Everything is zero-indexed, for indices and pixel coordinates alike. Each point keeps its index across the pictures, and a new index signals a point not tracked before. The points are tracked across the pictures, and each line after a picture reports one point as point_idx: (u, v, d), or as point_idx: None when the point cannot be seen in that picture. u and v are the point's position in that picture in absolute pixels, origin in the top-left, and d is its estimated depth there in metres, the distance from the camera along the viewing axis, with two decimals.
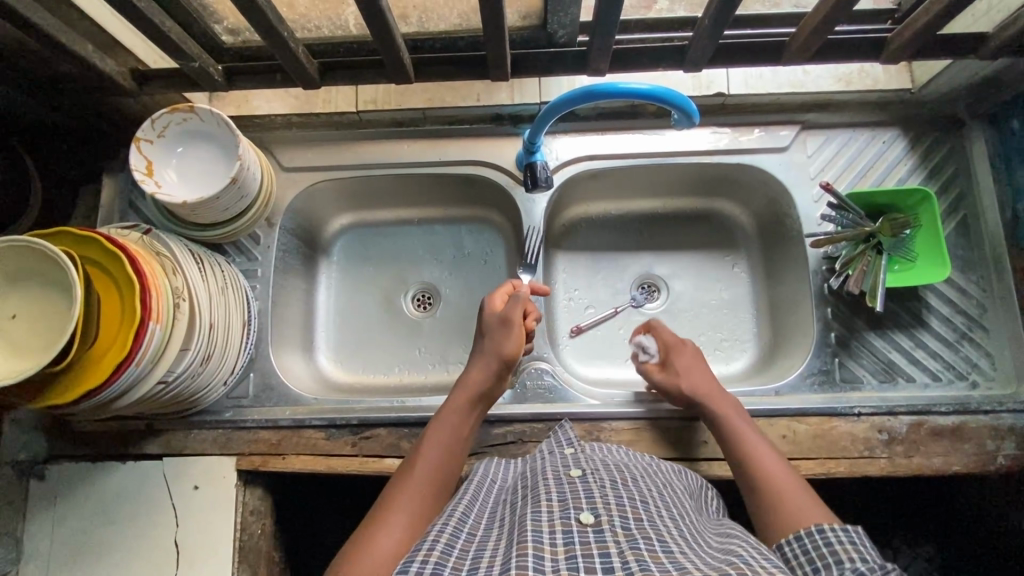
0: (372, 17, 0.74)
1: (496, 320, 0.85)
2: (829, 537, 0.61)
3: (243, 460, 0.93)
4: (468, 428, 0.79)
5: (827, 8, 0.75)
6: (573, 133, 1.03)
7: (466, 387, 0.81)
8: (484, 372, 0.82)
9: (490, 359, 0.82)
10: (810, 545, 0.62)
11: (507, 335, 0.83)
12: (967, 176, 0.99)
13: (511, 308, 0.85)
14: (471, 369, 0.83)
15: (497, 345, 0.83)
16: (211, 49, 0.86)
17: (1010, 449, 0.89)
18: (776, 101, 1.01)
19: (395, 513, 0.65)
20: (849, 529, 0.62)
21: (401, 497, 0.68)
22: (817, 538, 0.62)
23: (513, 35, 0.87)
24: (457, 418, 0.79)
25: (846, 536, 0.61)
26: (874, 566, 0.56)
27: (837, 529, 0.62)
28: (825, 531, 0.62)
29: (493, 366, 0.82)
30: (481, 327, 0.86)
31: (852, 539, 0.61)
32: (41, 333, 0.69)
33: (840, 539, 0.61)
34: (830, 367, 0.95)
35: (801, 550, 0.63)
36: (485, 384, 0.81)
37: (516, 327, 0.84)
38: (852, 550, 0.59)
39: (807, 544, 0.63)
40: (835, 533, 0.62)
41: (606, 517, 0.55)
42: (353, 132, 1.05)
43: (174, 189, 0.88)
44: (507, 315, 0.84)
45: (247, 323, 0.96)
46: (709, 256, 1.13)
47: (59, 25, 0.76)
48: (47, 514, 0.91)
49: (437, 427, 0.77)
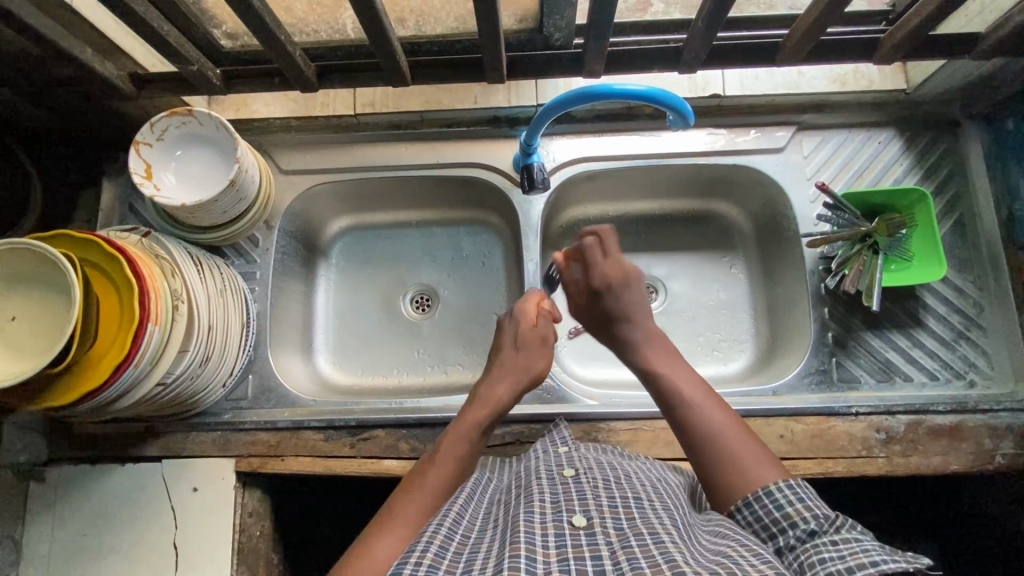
0: (369, 21, 0.75)
1: (533, 338, 0.82)
2: (779, 499, 0.59)
3: (241, 461, 0.93)
4: (481, 447, 0.72)
5: (821, 9, 0.75)
6: (570, 135, 1.04)
7: (487, 402, 0.75)
8: (507, 389, 0.77)
9: (516, 377, 0.78)
10: (763, 512, 0.59)
11: (541, 356, 0.81)
12: (962, 176, 1.00)
13: (547, 322, 0.85)
14: (494, 382, 0.77)
15: (527, 363, 0.80)
16: (210, 53, 0.87)
17: (1007, 448, 0.89)
18: (771, 102, 1.02)
19: (396, 527, 0.59)
20: (794, 483, 0.60)
21: (404, 512, 0.61)
22: (769, 504, 0.59)
23: (509, 37, 0.87)
24: (474, 433, 0.71)
25: (794, 494, 0.59)
26: (823, 521, 0.57)
27: (784, 487, 0.59)
28: (774, 493, 0.59)
29: (519, 385, 0.78)
30: (513, 335, 0.83)
31: (800, 496, 0.59)
32: (40, 334, 0.69)
33: (789, 499, 0.59)
34: (827, 367, 0.95)
35: (755, 518, 0.60)
36: (508, 404, 0.76)
37: (548, 351, 0.82)
38: (806, 510, 0.57)
39: (760, 511, 0.59)
40: (784, 493, 0.59)
41: (598, 520, 0.55)
42: (352, 134, 1.06)
43: (172, 192, 0.89)
44: (542, 334, 0.83)
45: (246, 326, 0.96)
46: (707, 257, 1.13)
47: (58, 30, 0.77)
48: (46, 517, 0.92)
49: (450, 442, 0.69)
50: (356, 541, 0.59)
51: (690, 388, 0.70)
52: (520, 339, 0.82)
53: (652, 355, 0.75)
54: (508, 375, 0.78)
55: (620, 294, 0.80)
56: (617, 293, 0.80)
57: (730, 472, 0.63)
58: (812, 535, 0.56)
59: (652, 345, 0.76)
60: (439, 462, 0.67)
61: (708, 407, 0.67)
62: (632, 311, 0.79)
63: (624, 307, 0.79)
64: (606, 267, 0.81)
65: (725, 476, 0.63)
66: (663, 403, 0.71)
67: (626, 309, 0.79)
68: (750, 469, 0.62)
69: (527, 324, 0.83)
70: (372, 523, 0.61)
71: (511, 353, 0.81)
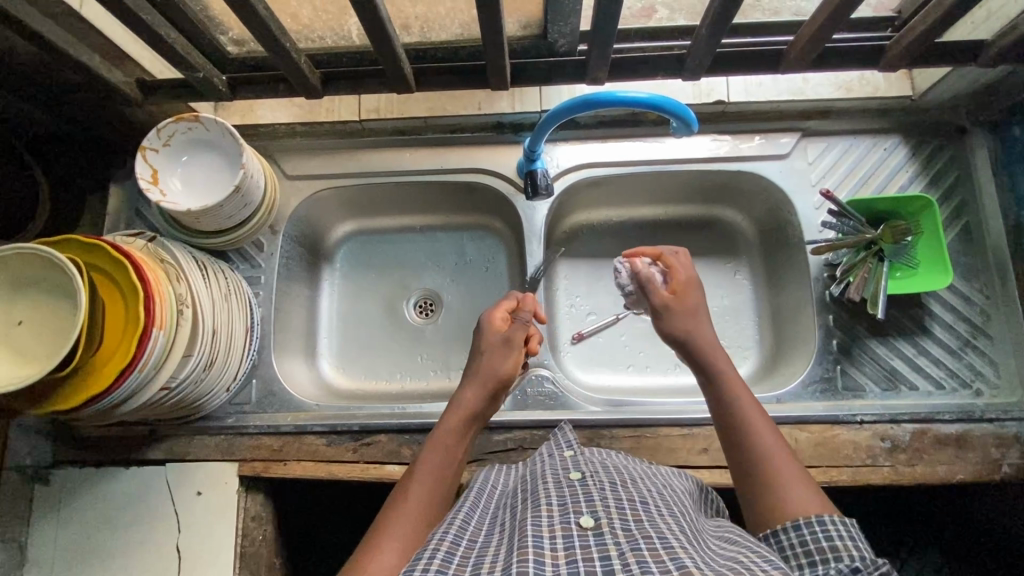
0: (373, 28, 0.75)
1: (495, 343, 0.79)
2: (829, 531, 0.56)
3: (244, 465, 0.94)
4: (461, 454, 0.71)
5: (825, 17, 0.75)
6: (573, 141, 1.04)
7: (455, 410, 0.74)
8: (477, 393, 0.75)
9: (483, 381, 0.76)
10: (808, 538, 0.56)
11: (506, 359, 0.78)
12: (970, 183, 0.99)
13: (518, 329, 0.82)
14: (463, 390, 0.76)
15: (493, 366, 0.77)
16: (217, 59, 0.87)
17: (1013, 458, 0.88)
18: (776, 108, 1.01)
19: (387, 545, 0.57)
20: (847, 522, 0.57)
21: (393, 529, 0.59)
22: (817, 531, 0.56)
23: (514, 43, 0.88)
24: (449, 442, 0.70)
25: (845, 530, 0.56)
26: (868, 563, 0.52)
27: (838, 521, 0.57)
28: (825, 523, 0.56)
29: (489, 388, 0.76)
30: (478, 347, 0.80)
31: (852, 536, 0.55)
32: (49, 338, 0.70)
33: (839, 533, 0.55)
34: (832, 375, 0.95)
35: (797, 542, 0.57)
36: (480, 406, 0.74)
37: (514, 353, 0.79)
38: (853, 549, 0.54)
39: (805, 536, 0.56)
40: (836, 527, 0.56)
41: (606, 520, 0.54)
42: (357, 140, 1.06)
43: (178, 198, 0.90)
44: (509, 338, 0.80)
45: (250, 330, 0.96)
46: (710, 263, 1.13)
47: (67, 36, 0.78)
48: (50, 519, 0.92)
49: (429, 456, 0.69)
50: (348, 561, 0.57)
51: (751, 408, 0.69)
52: (483, 345, 0.80)
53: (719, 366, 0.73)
54: (475, 380, 0.76)
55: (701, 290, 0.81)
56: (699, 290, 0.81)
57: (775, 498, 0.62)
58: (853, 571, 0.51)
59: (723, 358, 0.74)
60: (419, 477, 0.66)
61: (765, 431, 0.67)
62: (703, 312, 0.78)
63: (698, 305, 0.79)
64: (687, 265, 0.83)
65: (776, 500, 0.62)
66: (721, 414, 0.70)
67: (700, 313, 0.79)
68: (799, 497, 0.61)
69: (491, 333, 0.80)
70: (362, 541, 0.59)
71: (475, 361, 0.79)
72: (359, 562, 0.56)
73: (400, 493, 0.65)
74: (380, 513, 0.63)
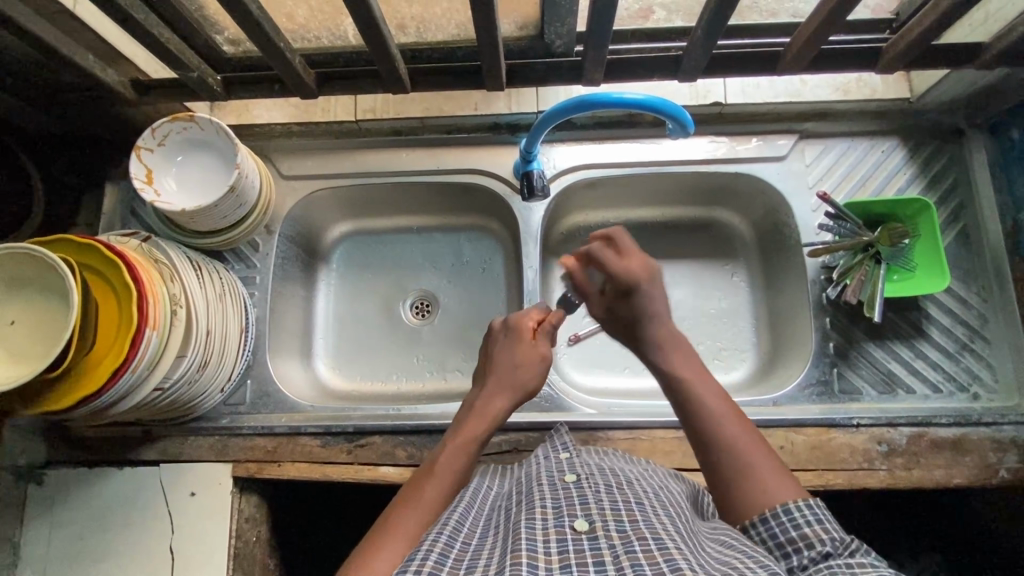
0: (368, 29, 0.75)
1: (532, 355, 0.78)
2: (797, 518, 0.57)
3: (239, 466, 0.93)
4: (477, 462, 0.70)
5: (822, 19, 0.75)
6: (571, 142, 1.03)
7: (482, 417, 0.72)
8: (503, 404, 0.74)
9: (511, 392, 0.75)
10: (778, 529, 0.57)
11: (537, 373, 0.78)
12: (967, 185, 0.99)
13: (543, 342, 0.81)
14: (490, 396, 0.75)
15: (521, 378, 0.77)
16: (213, 59, 0.87)
17: (1011, 461, 0.88)
18: (773, 110, 1.01)
19: (385, 544, 0.56)
20: (813, 504, 0.58)
21: (397, 529, 0.59)
22: (785, 521, 0.57)
23: (510, 44, 0.87)
24: (472, 449, 0.69)
25: (811, 514, 0.57)
26: (838, 543, 0.54)
27: (803, 507, 0.58)
28: (792, 511, 0.58)
29: (514, 400, 0.75)
30: (508, 352, 0.79)
31: (819, 517, 0.57)
32: (43, 339, 0.70)
33: (807, 519, 0.57)
34: (828, 378, 0.95)
35: (768, 534, 0.58)
36: (505, 418, 0.74)
37: (543, 367, 0.79)
38: (823, 532, 0.55)
39: (774, 528, 0.58)
40: (802, 513, 0.57)
41: (601, 523, 0.54)
42: (353, 141, 1.06)
43: (172, 198, 0.89)
44: (542, 352, 0.79)
45: (245, 331, 0.96)
46: (707, 265, 1.12)
47: (61, 35, 0.78)
48: (43, 520, 0.92)
49: (449, 457, 0.67)
50: (347, 561, 0.56)
51: (712, 398, 0.68)
52: (513, 354, 0.78)
53: (674, 363, 0.73)
54: (503, 390, 0.75)
55: (642, 294, 0.76)
56: (644, 292, 0.76)
57: (741, 491, 0.62)
58: (826, 557, 0.54)
59: (675, 349, 0.74)
60: (435, 478, 0.65)
61: (729, 420, 0.66)
62: (656, 310, 0.76)
63: (644, 308, 0.76)
64: (622, 266, 0.77)
65: (742, 492, 0.62)
66: (680, 407, 0.69)
67: (654, 311, 0.76)
68: (767, 486, 0.61)
69: (521, 341, 0.79)
70: (362, 541, 0.58)
71: (503, 366, 0.77)
72: (357, 563, 0.55)
73: (413, 492, 0.63)
74: (388, 511, 0.62)
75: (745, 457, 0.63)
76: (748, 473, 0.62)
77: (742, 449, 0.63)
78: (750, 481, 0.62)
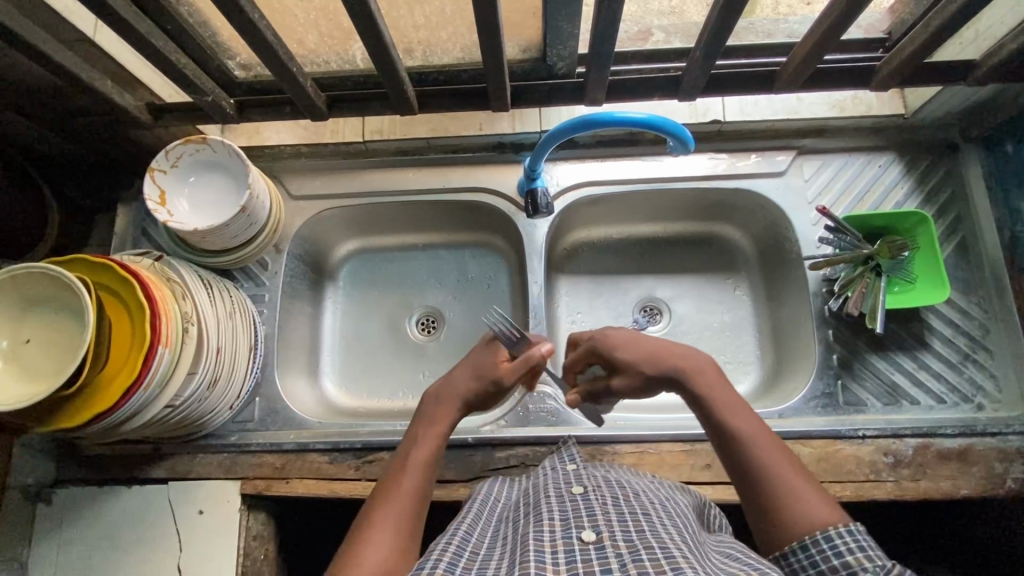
0: (377, 52, 0.77)
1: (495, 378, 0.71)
2: (838, 546, 0.55)
3: (247, 483, 0.94)
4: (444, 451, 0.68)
5: (818, 39, 0.77)
6: (573, 160, 1.06)
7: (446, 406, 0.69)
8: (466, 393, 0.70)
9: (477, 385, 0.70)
10: (818, 556, 0.55)
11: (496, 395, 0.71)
12: (964, 198, 1.01)
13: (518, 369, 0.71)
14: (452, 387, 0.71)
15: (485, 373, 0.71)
16: (225, 82, 0.90)
17: (1018, 472, 0.88)
18: (771, 127, 1.03)
19: (371, 542, 0.55)
20: (854, 529, 0.56)
21: (377, 521, 0.58)
22: (828, 548, 0.55)
23: (515, 66, 0.89)
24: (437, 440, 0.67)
25: (854, 541, 0.55)
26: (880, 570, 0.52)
27: (845, 533, 0.56)
28: (833, 538, 0.55)
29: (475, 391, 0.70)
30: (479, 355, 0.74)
31: (862, 544, 0.55)
32: (56, 357, 0.71)
33: (849, 547, 0.55)
34: (833, 390, 0.95)
35: (809, 563, 0.56)
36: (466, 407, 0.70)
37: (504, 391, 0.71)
38: (866, 560, 0.53)
39: (816, 556, 0.55)
40: (844, 539, 0.55)
41: (608, 534, 0.55)
42: (361, 161, 1.08)
43: (185, 218, 0.91)
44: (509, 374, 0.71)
45: (255, 347, 0.97)
46: (709, 280, 1.14)
47: (81, 62, 0.80)
48: (53, 538, 0.92)
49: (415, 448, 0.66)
50: (334, 557, 0.56)
51: (751, 427, 0.64)
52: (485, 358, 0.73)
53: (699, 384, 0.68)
54: (467, 379, 0.71)
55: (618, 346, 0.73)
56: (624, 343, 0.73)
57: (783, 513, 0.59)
58: None
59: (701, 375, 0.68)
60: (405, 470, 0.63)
61: (765, 446, 0.63)
62: (648, 347, 0.71)
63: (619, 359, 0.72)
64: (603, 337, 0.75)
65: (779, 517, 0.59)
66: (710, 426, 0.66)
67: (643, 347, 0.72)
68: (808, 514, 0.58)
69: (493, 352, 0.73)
70: (348, 535, 0.58)
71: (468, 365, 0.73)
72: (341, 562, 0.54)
73: (391, 486, 0.62)
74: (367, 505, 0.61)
75: (781, 482, 0.61)
76: (785, 505, 0.59)
77: (786, 481, 0.61)
78: (785, 515, 0.59)
